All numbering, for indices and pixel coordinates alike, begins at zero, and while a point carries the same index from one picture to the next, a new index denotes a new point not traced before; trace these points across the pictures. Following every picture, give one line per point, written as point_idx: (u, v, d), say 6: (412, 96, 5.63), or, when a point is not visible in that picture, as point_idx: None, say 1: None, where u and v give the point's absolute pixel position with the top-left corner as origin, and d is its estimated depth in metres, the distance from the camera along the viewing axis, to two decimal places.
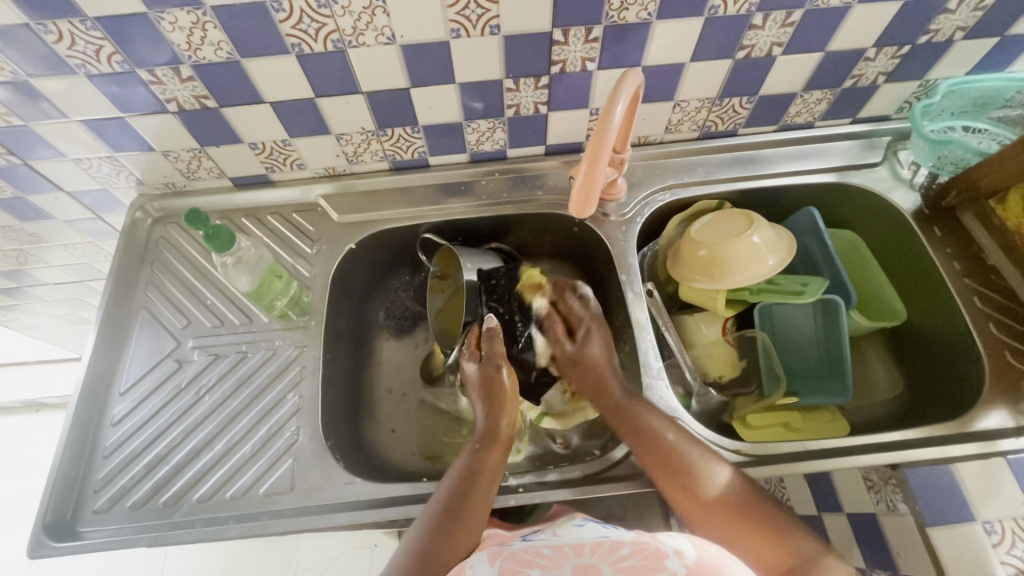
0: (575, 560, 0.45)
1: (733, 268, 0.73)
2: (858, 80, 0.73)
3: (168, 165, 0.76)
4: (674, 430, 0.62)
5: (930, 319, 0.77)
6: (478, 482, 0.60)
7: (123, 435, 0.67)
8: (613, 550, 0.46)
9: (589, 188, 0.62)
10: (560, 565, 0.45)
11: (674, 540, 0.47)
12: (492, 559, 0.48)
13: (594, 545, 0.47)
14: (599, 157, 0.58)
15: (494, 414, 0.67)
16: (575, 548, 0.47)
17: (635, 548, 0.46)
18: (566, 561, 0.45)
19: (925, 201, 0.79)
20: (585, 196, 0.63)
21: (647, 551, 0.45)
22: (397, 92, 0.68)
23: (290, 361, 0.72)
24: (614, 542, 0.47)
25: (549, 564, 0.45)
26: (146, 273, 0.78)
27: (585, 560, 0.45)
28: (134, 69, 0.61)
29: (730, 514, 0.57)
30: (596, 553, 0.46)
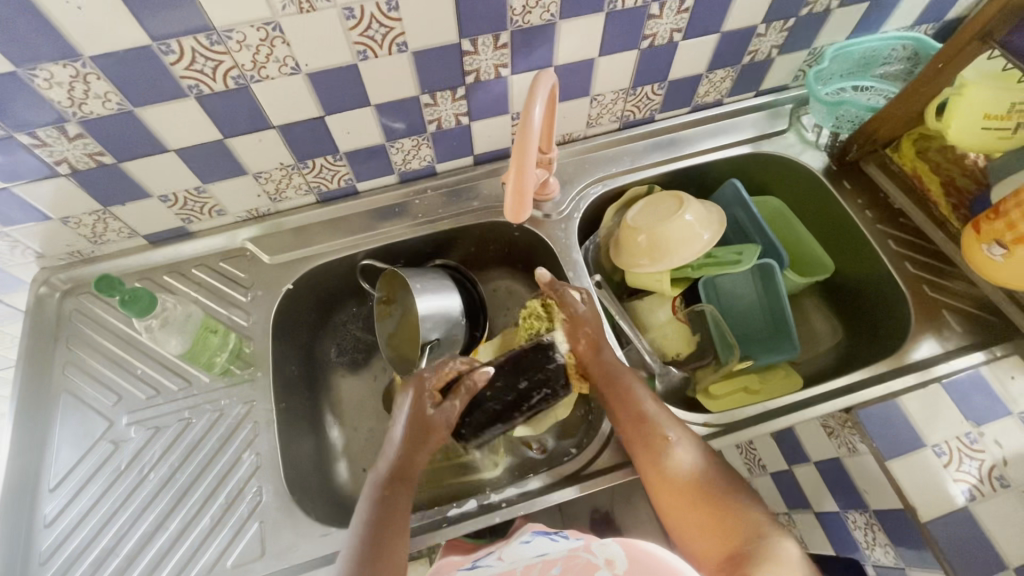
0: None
1: (673, 248, 0.75)
2: (755, 55, 0.78)
3: (69, 232, 0.69)
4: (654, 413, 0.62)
5: (852, 267, 0.83)
6: (389, 521, 0.57)
7: (62, 534, 0.60)
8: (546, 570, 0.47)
9: (521, 194, 0.60)
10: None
11: (607, 551, 0.47)
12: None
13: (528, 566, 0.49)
14: (527, 159, 0.56)
15: (410, 452, 0.62)
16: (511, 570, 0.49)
17: (567, 566, 0.46)
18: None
19: (832, 158, 0.84)
20: (518, 203, 0.61)
21: (579, 566, 0.46)
22: (311, 122, 0.65)
23: (241, 420, 0.67)
24: (548, 562, 0.48)
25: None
26: (61, 353, 0.71)
27: None
28: (10, 134, 0.56)
29: (705, 504, 0.57)
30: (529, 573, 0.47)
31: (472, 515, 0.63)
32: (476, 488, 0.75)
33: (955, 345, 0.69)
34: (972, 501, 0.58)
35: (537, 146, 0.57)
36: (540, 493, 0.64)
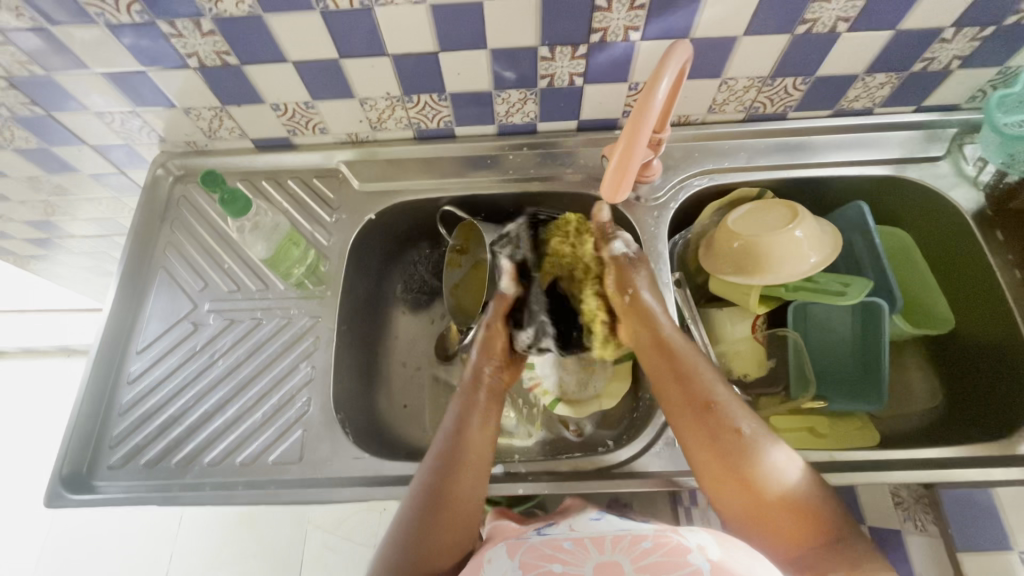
0: (595, 554, 0.43)
1: (770, 263, 0.68)
2: (929, 63, 0.66)
3: (190, 123, 0.74)
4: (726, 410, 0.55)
5: (979, 329, 0.72)
6: (461, 467, 0.57)
7: (139, 393, 0.67)
8: (635, 544, 0.43)
9: (627, 170, 0.57)
10: (581, 562, 0.43)
11: (697, 536, 0.44)
12: (509, 554, 0.46)
13: (614, 537, 0.45)
14: (637, 139, 0.53)
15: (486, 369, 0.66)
16: (595, 543, 0.45)
17: (657, 543, 0.43)
18: (587, 556, 0.43)
19: (990, 201, 0.72)
20: (618, 180, 0.59)
21: (671, 547, 0.43)
22: (424, 56, 0.64)
23: (304, 331, 0.71)
24: (636, 535, 0.45)
25: (569, 559, 0.43)
26: (165, 232, 0.77)
27: (606, 558, 0.43)
28: (153, 20, 0.59)
29: (782, 504, 0.51)
30: (616, 547, 0.44)
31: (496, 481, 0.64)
32: (504, 452, 0.76)
33: None
34: None
35: (652, 126, 0.53)
36: (567, 478, 0.63)
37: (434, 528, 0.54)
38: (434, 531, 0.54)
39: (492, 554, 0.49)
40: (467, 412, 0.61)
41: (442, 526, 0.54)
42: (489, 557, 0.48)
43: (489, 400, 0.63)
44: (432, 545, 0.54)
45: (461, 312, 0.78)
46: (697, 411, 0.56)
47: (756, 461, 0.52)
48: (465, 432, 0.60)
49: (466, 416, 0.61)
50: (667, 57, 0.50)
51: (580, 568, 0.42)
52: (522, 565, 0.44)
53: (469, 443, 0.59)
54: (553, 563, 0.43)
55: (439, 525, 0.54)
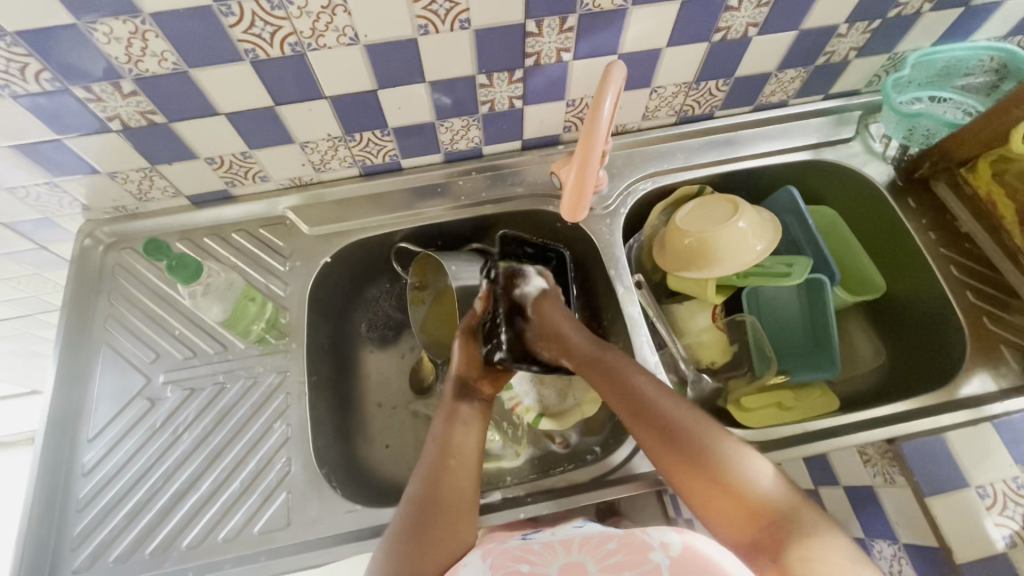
0: (564, 556, 0.44)
1: (721, 255, 0.72)
2: (831, 56, 0.73)
3: (116, 187, 0.69)
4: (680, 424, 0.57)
5: (906, 289, 0.79)
6: (446, 471, 0.58)
7: (98, 484, 0.62)
8: (602, 545, 0.45)
9: (583, 190, 0.63)
10: (548, 563, 0.44)
11: (663, 534, 0.45)
12: (483, 556, 0.48)
13: (583, 540, 0.46)
14: (591, 158, 0.58)
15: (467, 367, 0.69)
16: (564, 545, 0.46)
17: (623, 542, 0.45)
18: (555, 557, 0.45)
19: (899, 172, 0.80)
20: (577, 199, 0.64)
21: (635, 545, 0.44)
22: (363, 95, 0.64)
23: (273, 389, 0.68)
24: (604, 537, 0.46)
25: (539, 559, 0.44)
26: (103, 305, 0.72)
27: (574, 557, 0.44)
28: (66, 87, 0.55)
29: (748, 504, 0.53)
30: (584, 548, 0.45)
31: (494, 509, 0.63)
32: (496, 475, 0.76)
33: (1009, 385, 0.66)
34: (1011, 547, 0.56)
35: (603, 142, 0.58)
36: (566, 493, 0.63)
37: (424, 533, 0.54)
38: (429, 538, 0.54)
39: (468, 556, 0.50)
40: (450, 422, 0.63)
41: (435, 534, 0.54)
42: (464, 560, 0.50)
43: (473, 414, 0.65)
44: (423, 555, 0.53)
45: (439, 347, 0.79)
46: (662, 434, 0.57)
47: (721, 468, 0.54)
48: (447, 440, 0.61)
49: (449, 426, 0.63)
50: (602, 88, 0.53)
51: (548, 567, 0.44)
52: (492, 567, 0.45)
53: (455, 451, 0.60)
54: (522, 563, 0.44)
55: (431, 531, 0.54)
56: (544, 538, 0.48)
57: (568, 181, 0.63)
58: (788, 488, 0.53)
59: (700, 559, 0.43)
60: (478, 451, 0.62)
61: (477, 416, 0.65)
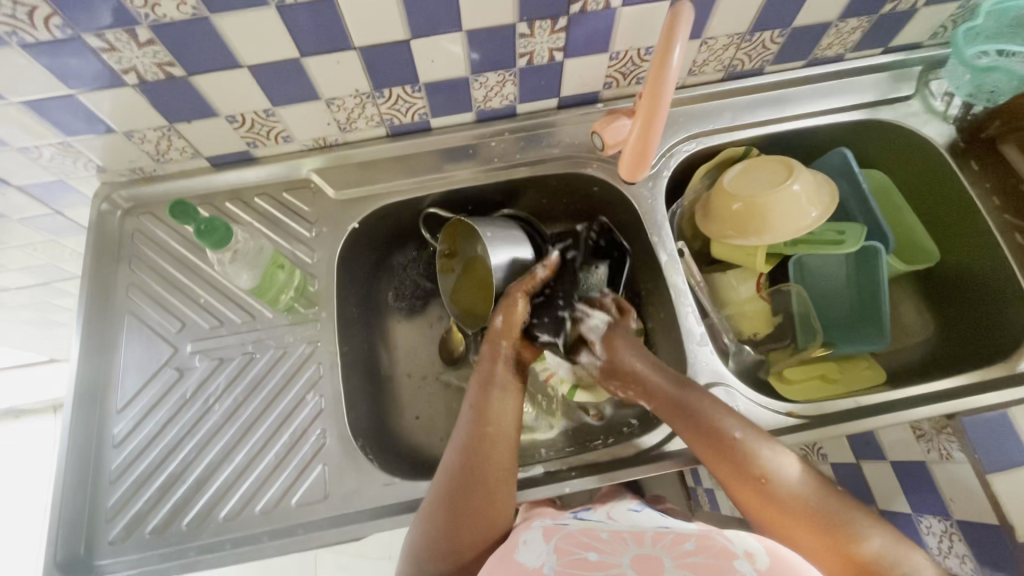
0: (635, 549, 0.44)
1: (773, 221, 0.68)
2: (898, 3, 0.67)
3: (133, 147, 0.66)
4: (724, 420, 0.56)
5: (962, 258, 0.75)
6: (485, 441, 0.56)
7: (130, 456, 0.61)
8: (677, 543, 0.44)
9: (647, 144, 0.59)
10: (618, 553, 0.44)
11: (745, 542, 0.44)
12: (546, 537, 0.48)
13: (655, 536, 0.46)
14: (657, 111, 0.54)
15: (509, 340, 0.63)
16: (635, 539, 0.45)
17: (700, 543, 0.43)
18: (626, 548, 0.44)
19: (961, 132, 0.75)
20: (638, 156, 0.61)
21: (714, 547, 0.43)
22: (396, 45, 0.59)
23: (304, 359, 0.65)
24: (680, 536, 0.45)
25: (608, 548, 0.44)
26: (124, 272, 0.69)
27: (646, 552, 0.43)
28: (78, 35, 0.51)
29: (797, 509, 0.51)
30: (657, 544, 0.44)
31: (537, 482, 0.61)
32: (530, 448, 0.74)
33: None
34: None
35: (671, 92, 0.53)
36: (610, 466, 0.62)
37: (466, 511, 0.53)
38: (463, 519, 0.53)
39: (527, 534, 0.50)
40: (486, 389, 0.60)
41: (468, 521, 0.53)
42: (523, 538, 0.49)
43: (510, 380, 0.61)
44: (463, 534, 0.53)
45: (468, 316, 0.76)
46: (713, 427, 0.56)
47: (775, 477, 0.53)
48: (484, 409, 0.58)
49: (485, 393, 0.60)
50: (671, 39, 0.48)
51: (617, 557, 0.43)
52: (558, 549, 0.46)
53: (491, 422, 0.58)
54: (589, 550, 0.44)
55: (464, 511, 0.53)
56: (615, 527, 0.49)
57: (630, 136, 0.59)
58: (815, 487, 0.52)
59: (783, 566, 0.41)
60: (516, 418, 0.59)
61: (512, 380, 0.61)
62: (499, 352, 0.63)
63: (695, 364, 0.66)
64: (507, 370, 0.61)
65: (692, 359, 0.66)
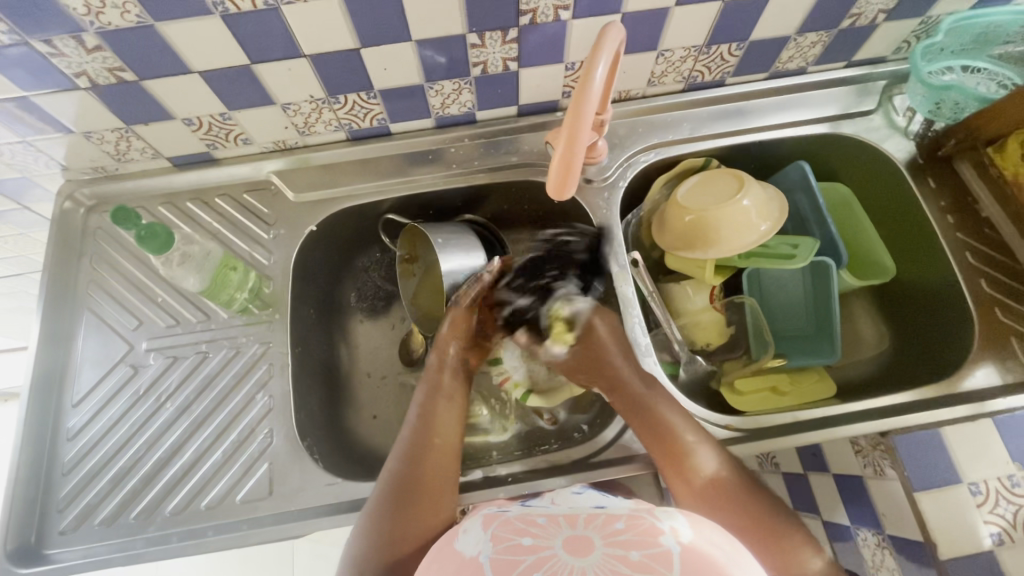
0: (567, 531, 0.40)
1: (724, 234, 0.69)
2: (856, 20, 0.67)
3: (93, 147, 0.67)
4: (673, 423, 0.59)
5: (917, 274, 0.75)
6: (430, 451, 0.58)
7: (83, 448, 0.63)
8: (607, 525, 0.40)
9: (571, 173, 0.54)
10: (552, 536, 0.40)
11: (673, 518, 0.40)
12: (486, 526, 0.45)
13: (590, 518, 0.42)
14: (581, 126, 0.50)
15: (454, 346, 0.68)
16: (570, 522, 0.42)
17: (630, 522, 0.39)
18: (559, 531, 0.40)
19: (920, 149, 0.75)
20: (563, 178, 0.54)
21: (642, 526, 0.39)
22: (345, 53, 0.59)
23: (257, 359, 0.67)
24: (612, 517, 0.41)
25: (542, 533, 0.40)
26: (85, 268, 0.70)
27: (578, 533, 0.40)
28: (26, 40, 0.52)
29: (734, 501, 0.55)
30: (589, 525, 0.40)
31: (476, 487, 0.62)
32: (481, 451, 0.75)
33: (1015, 379, 0.63)
34: (998, 545, 0.55)
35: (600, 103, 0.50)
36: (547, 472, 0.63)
37: (407, 508, 0.54)
38: (407, 513, 0.54)
39: (469, 524, 0.47)
40: (433, 396, 0.63)
41: (412, 519, 0.53)
42: (464, 528, 0.46)
43: (456, 388, 0.65)
44: (406, 527, 0.53)
45: (428, 318, 0.77)
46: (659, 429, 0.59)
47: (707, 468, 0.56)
48: (433, 420, 0.61)
49: (432, 401, 0.63)
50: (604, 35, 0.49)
51: (549, 541, 0.39)
52: (494, 538, 0.42)
53: (437, 428, 0.60)
54: (523, 536, 0.40)
55: (409, 505, 0.54)
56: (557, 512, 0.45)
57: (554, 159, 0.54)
58: (746, 481, 0.56)
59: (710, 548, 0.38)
60: (459, 433, 0.61)
61: (459, 389, 0.65)
62: (449, 358, 0.67)
63: None
64: (454, 378, 0.65)
65: None
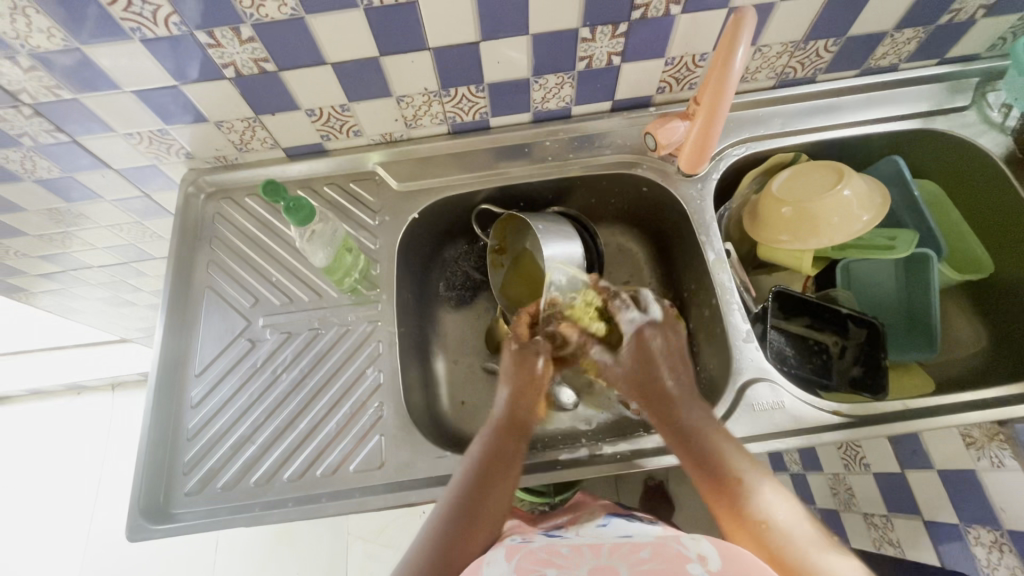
0: (592, 561, 0.45)
1: (824, 226, 0.69)
2: (956, 15, 0.68)
3: (220, 136, 0.72)
4: (710, 437, 0.58)
5: (1018, 269, 0.74)
6: (494, 469, 0.58)
7: (206, 416, 0.66)
8: (633, 553, 0.46)
9: (702, 148, 0.69)
10: (576, 566, 0.45)
11: (700, 547, 0.46)
12: (509, 557, 0.48)
13: (612, 550, 0.48)
14: (720, 102, 0.60)
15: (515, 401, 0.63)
16: (593, 553, 0.47)
17: (655, 552, 0.46)
18: (584, 561, 0.46)
19: (1018, 144, 0.74)
20: (698, 150, 0.69)
21: (668, 554, 0.46)
22: (466, 47, 0.63)
23: (365, 338, 0.70)
24: (636, 546, 0.48)
25: (566, 563, 0.46)
26: (205, 249, 0.75)
27: (604, 562, 0.45)
28: (191, 31, 0.57)
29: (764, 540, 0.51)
30: (615, 555, 0.46)
31: (583, 464, 0.63)
32: (572, 436, 0.77)
33: None
34: None
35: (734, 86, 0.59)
36: (650, 454, 0.64)
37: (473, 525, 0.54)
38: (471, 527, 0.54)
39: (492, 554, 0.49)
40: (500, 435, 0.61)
41: (475, 543, 0.53)
42: (486, 559, 0.49)
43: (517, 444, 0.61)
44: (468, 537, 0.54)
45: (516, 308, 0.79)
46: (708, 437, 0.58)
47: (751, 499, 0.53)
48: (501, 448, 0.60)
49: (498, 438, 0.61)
50: (725, 72, 0.57)
51: (575, 570, 0.44)
52: (518, 569, 0.46)
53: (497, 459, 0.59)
54: (548, 567, 0.45)
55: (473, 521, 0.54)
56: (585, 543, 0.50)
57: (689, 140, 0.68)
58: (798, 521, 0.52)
59: (736, 566, 0.44)
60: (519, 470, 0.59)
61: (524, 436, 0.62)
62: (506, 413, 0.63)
63: (740, 359, 0.66)
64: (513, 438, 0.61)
65: (737, 355, 0.66)
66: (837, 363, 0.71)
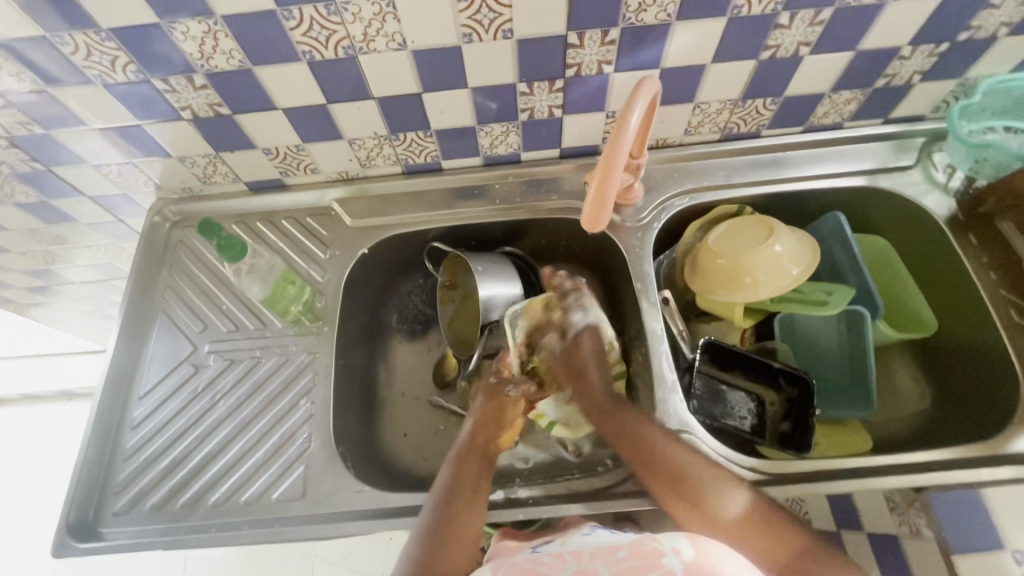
0: (574, 564, 0.50)
1: (755, 280, 0.70)
2: (892, 79, 0.70)
3: (185, 170, 0.76)
4: (663, 440, 0.61)
5: (959, 329, 0.74)
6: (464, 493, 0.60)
7: (143, 438, 0.68)
8: (612, 554, 0.50)
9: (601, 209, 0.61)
10: (560, 570, 0.49)
11: (673, 539, 0.49)
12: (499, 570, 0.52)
13: (593, 551, 0.51)
14: (615, 162, 0.55)
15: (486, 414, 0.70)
16: (575, 556, 0.51)
17: (632, 549, 0.49)
18: (566, 566, 0.50)
19: (960, 206, 0.75)
20: (597, 212, 0.60)
21: (645, 551, 0.48)
22: (409, 97, 0.67)
23: (303, 368, 0.72)
24: (616, 546, 0.51)
25: (550, 569, 0.50)
26: (165, 274, 0.79)
27: (585, 564, 0.49)
28: (148, 78, 0.61)
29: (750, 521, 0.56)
30: (596, 556, 0.50)
31: (499, 506, 0.64)
32: (506, 475, 0.77)
33: None
34: None
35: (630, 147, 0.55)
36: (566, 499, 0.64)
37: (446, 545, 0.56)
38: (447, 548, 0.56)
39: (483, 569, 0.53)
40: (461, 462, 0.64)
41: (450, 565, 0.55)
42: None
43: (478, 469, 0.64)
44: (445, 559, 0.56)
45: (460, 346, 0.81)
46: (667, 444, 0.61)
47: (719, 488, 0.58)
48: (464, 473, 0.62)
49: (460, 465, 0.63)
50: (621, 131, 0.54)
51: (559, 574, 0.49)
52: None
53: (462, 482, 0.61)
54: None
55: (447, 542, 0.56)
56: (568, 547, 0.54)
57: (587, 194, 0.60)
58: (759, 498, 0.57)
59: (705, 561, 0.47)
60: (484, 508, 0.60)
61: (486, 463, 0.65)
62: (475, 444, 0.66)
63: (664, 409, 0.67)
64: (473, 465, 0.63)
65: (661, 404, 0.67)
66: (769, 419, 0.72)
